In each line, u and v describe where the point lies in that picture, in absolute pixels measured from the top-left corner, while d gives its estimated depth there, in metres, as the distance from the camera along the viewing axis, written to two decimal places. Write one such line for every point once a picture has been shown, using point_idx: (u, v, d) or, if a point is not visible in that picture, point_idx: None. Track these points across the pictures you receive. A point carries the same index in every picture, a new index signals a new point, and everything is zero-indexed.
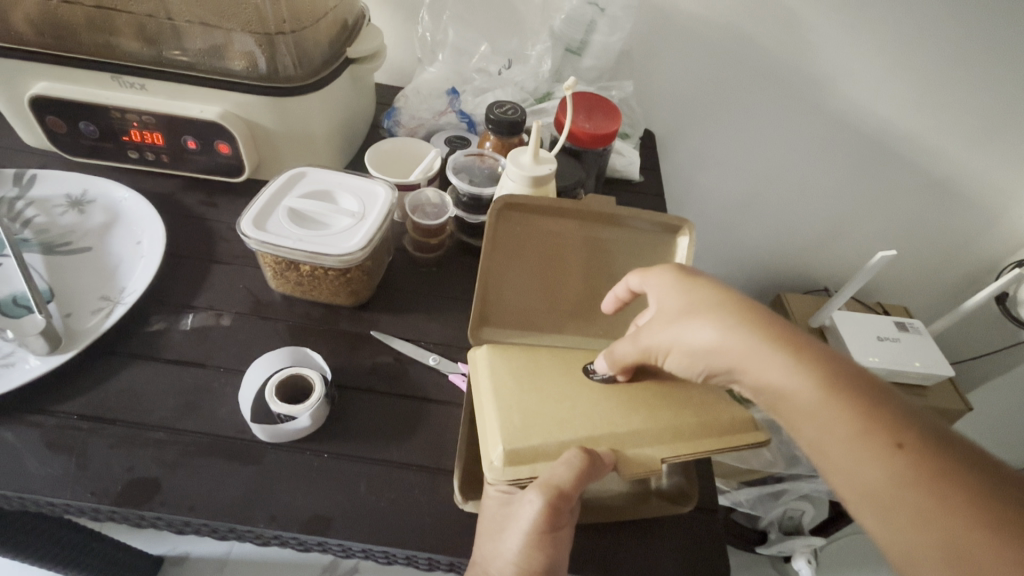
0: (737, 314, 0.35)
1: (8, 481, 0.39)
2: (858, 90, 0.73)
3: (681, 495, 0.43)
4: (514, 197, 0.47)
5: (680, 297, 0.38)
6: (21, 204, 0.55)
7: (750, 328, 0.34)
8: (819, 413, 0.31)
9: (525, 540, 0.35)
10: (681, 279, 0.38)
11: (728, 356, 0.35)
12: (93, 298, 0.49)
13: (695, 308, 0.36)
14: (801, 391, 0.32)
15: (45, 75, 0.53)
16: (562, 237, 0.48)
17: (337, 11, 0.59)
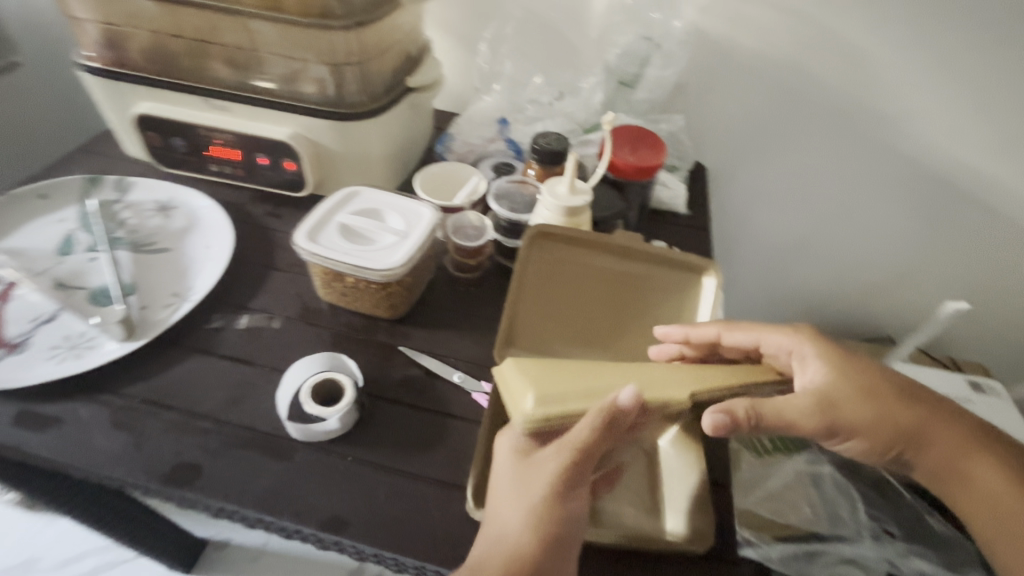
0: (882, 396, 0.42)
1: (78, 451, 0.44)
2: (931, 132, 0.70)
3: (694, 536, 0.42)
4: (547, 226, 0.49)
5: (843, 381, 0.42)
6: (118, 206, 0.63)
7: (854, 375, 0.42)
8: (960, 461, 0.43)
9: (546, 494, 0.36)
10: (837, 365, 0.42)
11: (894, 429, 0.42)
12: (165, 294, 0.54)
13: (856, 401, 0.41)
14: (943, 445, 0.43)
15: (149, 96, 0.60)
16: (593, 268, 0.50)
17: (402, 44, 0.63)
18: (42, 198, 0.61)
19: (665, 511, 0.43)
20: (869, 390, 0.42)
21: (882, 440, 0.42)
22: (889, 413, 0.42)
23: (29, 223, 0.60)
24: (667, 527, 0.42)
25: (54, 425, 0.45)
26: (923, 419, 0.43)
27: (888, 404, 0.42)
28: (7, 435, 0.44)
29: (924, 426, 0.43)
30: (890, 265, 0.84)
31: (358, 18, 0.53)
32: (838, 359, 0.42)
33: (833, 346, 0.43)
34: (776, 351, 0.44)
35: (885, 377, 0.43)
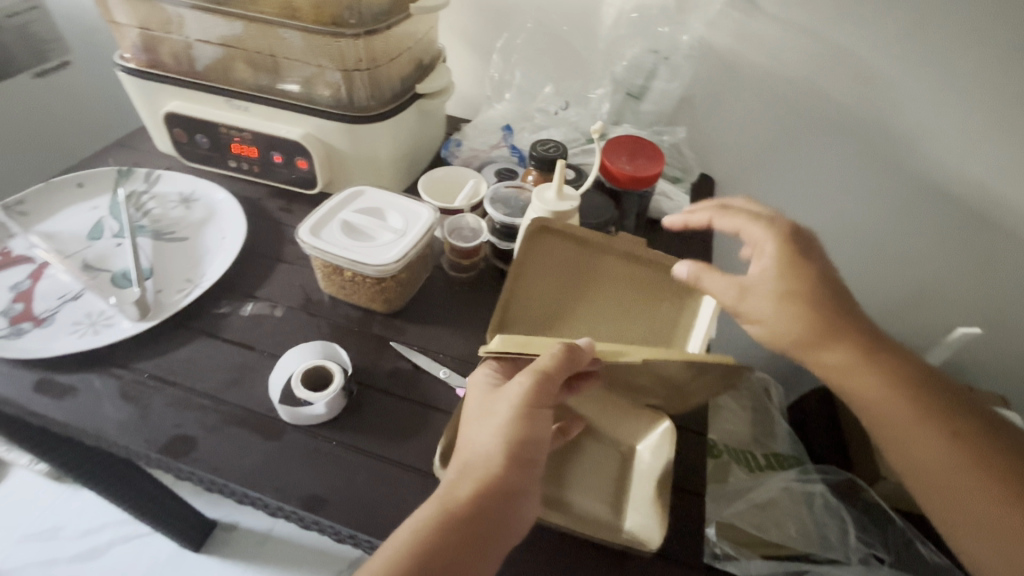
0: (822, 304, 0.41)
1: (87, 419, 0.47)
2: (944, 150, 0.68)
3: (650, 535, 0.42)
4: (547, 221, 0.51)
5: (782, 274, 0.42)
6: (146, 197, 0.67)
7: (800, 276, 0.41)
8: (874, 380, 0.42)
9: (509, 415, 0.39)
10: (790, 257, 0.42)
11: (811, 334, 0.41)
12: (180, 279, 0.58)
13: (795, 303, 0.41)
14: (859, 359, 0.42)
15: (178, 96, 0.65)
16: (583, 265, 0.53)
17: (414, 51, 0.66)
18: (78, 186, 0.67)
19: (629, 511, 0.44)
20: (803, 291, 0.41)
21: (792, 341, 0.42)
22: (815, 311, 0.41)
23: (66, 209, 0.65)
24: (628, 526, 0.43)
25: (69, 393, 0.49)
26: (847, 331, 0.42)
27: (816, 305, 0.41)
28: (27, 400, 0.48)
29: (846, 338, 0.42)
30: (903, 287, 0.82)
31: (368, 27, 0.56)
32: (790, 254, 0.42)
33: (798, 244, 0.43)
34: (751, 240, 0.44)
35: (829, 283, 0.42)
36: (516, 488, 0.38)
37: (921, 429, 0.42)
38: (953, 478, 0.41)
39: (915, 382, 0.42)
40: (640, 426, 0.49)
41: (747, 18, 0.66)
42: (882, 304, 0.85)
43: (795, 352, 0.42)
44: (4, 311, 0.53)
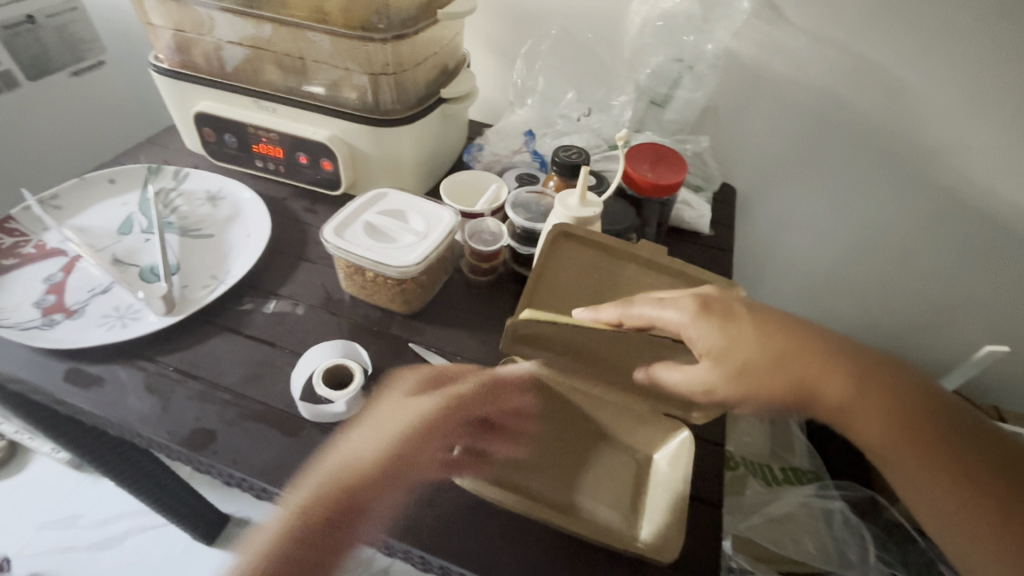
0: (769, 348, 0.40)
1: (113, 409, 0.48)
2: (973, 164, 0.67)
3: (661, 545, 0.41)
4: (568, 226, 0.52)
5: (716, 347, 0.41)
6: (174, 194, 0.69)
7: (734, 331, 0.41)
8: (869, 420, 0.38)
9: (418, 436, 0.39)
10: (719, 317, 0.41)
11: (779, 390, 0.40)
12: (205, 275, 0.59)
13: (738, 351, 0.40)
14: (849, 402, 0.39)
15: (208, 96, 0.66)
16: (608, 271, 0.53)
17: (439, 57, 0.67)
18: (110, 182, 0.68)
19: (642, 519, 0.44)
20: (747, 361, 0.40)
21: (762, 400, 0.40)
22: (771, 377, 0.40)
23: (98, 204, 0.67)
24: (640, 535, 0.43)
25: (96, 383, 0.50)
26: (829, 373, 0.39)
27: (772, 362, 0.40)
28: (56, 389, 0.49)
29: (823, 383, 0.39)
30: (927, 300, 0.81)
31: (396, 32, 0.57)
32: (716, 321, 0.41)
33: (717, 311, 0.41)
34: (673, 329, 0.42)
35: (781, 336, 0.41)
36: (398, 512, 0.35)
37: (931, 471, 0.36)
38: (958, 524, 0.35)
39: (908, 413, 0.38)
40: (658, 434, 0.48)
41: (773, 28, 0.66)
42: (906, 316, 0.84)
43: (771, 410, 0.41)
44: (37, 302, 0.55)
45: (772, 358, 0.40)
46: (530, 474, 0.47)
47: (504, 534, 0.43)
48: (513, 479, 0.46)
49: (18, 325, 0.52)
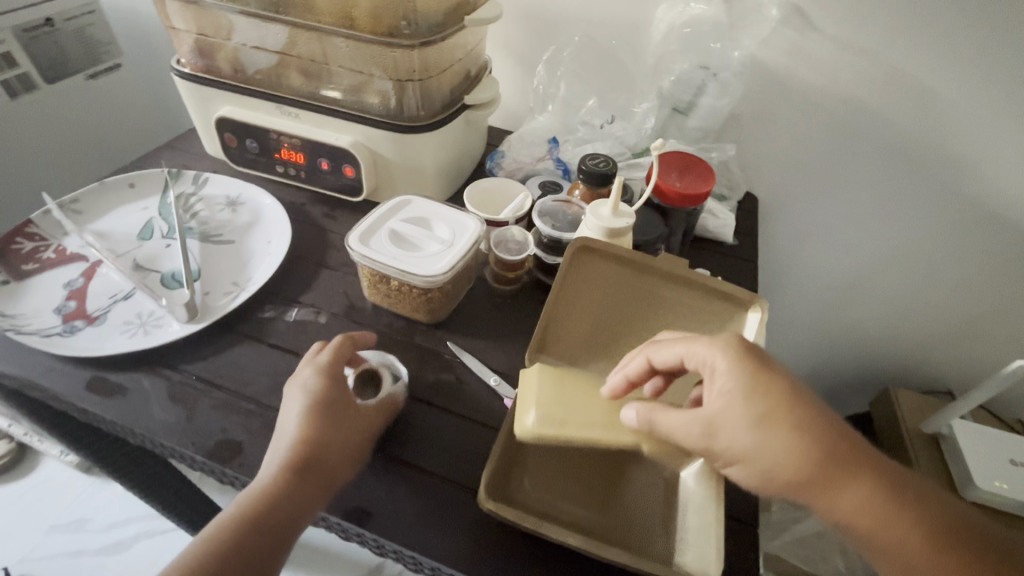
0: (798, 424, 0.35)
1: (136, 418, 0.47)
2: (1003, 176, 0.66)
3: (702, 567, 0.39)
4: (591, 240, 0.50)
5: (749, 405, 0.36)
6: (194, 199, 0.68)
7: (764, 395, 0.36)
8: (886, 525, 0.35)
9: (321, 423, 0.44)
10: (752, 376, 0.36)
11: (805, 470, 0.35)
12: (227, 282, 0.59)
13: (763, 420, 0.35)
14: (870, 501, 0.35)
15: (230, 101, 0.66)
16: (634, 288, 0.51)
17: (463, 63, 0.66)
18: (130, 187, 0.68)
19: (679, 542, 0.42)
20: (771, 426, 0.35)
21: (777, 480, 0.36)
22: (802, 450, 0.35)
23: (118, 208, 0.66)
24: (678, 558, 0.41)
25: (119, 392, 0.49)
26: (854, 467, 0.35)
27: (805, 439, 0.35)
28: (79, 397, 0.49)
29: (850, 476, 0.35)
30: (953, 312, 0.80)
31: (423, 38, 0.56)
32: (752, 373, 0.36)
33: (754, 361, 0.37)
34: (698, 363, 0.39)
35: (816, 413, 0.36)
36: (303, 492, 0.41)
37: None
38: None
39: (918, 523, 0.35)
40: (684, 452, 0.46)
41: (801, 36, 0.65)
42: (930, 328, 0.83)
43: (787, 492, 0.36)
44: (59, 308, 0.54)
45: (798, 435, 0.35)
46: (564, 499, 0.45)
47: (537, 551, 0.42)
48: (547, 507, 0.45)
49: (41, 332, 0.52)
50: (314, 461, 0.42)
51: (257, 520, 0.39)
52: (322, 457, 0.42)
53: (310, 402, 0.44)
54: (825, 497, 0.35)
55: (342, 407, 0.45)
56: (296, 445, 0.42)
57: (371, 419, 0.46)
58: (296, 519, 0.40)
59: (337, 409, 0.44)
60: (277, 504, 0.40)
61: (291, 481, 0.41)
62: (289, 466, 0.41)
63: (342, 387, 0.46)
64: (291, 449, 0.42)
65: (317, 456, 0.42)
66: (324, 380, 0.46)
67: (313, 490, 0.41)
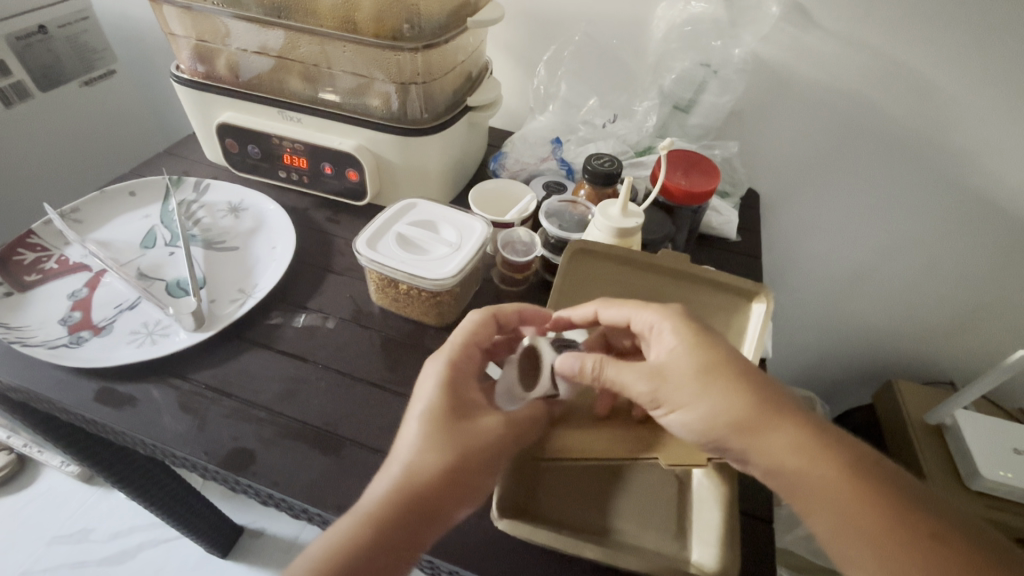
0: (739, 375, 0.38)
1: (147, 429, 0.47)
2: (1004, 167, 0.66)
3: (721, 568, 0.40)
4: (587, 243, 0.52)
5: (692, 361, 0.39)
6: (195, 206, 0.68)
7: (708, 348, 0.39)
8: (819, 480, 0.35)
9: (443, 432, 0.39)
10: (697, 332, 0.40)
11: (746, 417, 0.37)
12: (232, 289, 0.58)
13: (710, 367, 0.38)
14: (804, 455, 0.36)
15: (231, 107, 0.65)
16: (636, 286, 0.52)
17: (465, 64, 0.66)
18: (131, 195, 0.67)
19: (693, 540, 0.42)
20: (719, 375, 0.38)
21: (722, 426, 0.37)
22: (741, 404, 0.37)
23: (119, 216, 0.66)
24: (695, 557, 0.41)
25: (128, 403, 0.49)
26: (795, 424, 0.37)
27: (744, 394, 0.37)
28: (88, 409, 0.48)
29: (786, 433, 0.36)
30: (955, 302, 0.80)
31: (426, 40, 0.56)
32: (695, 336, 0.40)
33: (700, 324, 0.41)
34: (646, 324, 0.43)
35: (757, 371, 0.39)
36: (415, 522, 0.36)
37: (873, 549, 0.33)
38: None
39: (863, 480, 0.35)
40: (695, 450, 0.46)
41: (802, 32, 0.65)
42: (931, 319, 0.84)
43: (729, 441, 0.37)
44: (64, 319, 0.54)
45: (739, 383, 0.38)
46: (573, 503, 0.44)
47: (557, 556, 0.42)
48: (557, 513, 0.44)
49: (47, 344, 0.51)
50: (422, 492, 0.37)
51: (352, 557, 0.35)
52: (431, 490, 0.37)
53: (427, 418, 0.40)
54: (759, 450, 0.36)
55: (461, 430, 0.40)
56: (406, 469, 0.38)
57: (496, 449, 0.40)
58: (395, 558, 0.35)
59: (457, 429, 0.39)
60: (377, 538, 0.35)
61: (394, 510, 0.36)
62: (394, 495, 0.37)
63: (463, 403, 0.42)
64: (400, 474, 0.37)
65: (424, 486, 0.37)
66: (444, 392, 0.41)
67: (423, 519, 0.37)
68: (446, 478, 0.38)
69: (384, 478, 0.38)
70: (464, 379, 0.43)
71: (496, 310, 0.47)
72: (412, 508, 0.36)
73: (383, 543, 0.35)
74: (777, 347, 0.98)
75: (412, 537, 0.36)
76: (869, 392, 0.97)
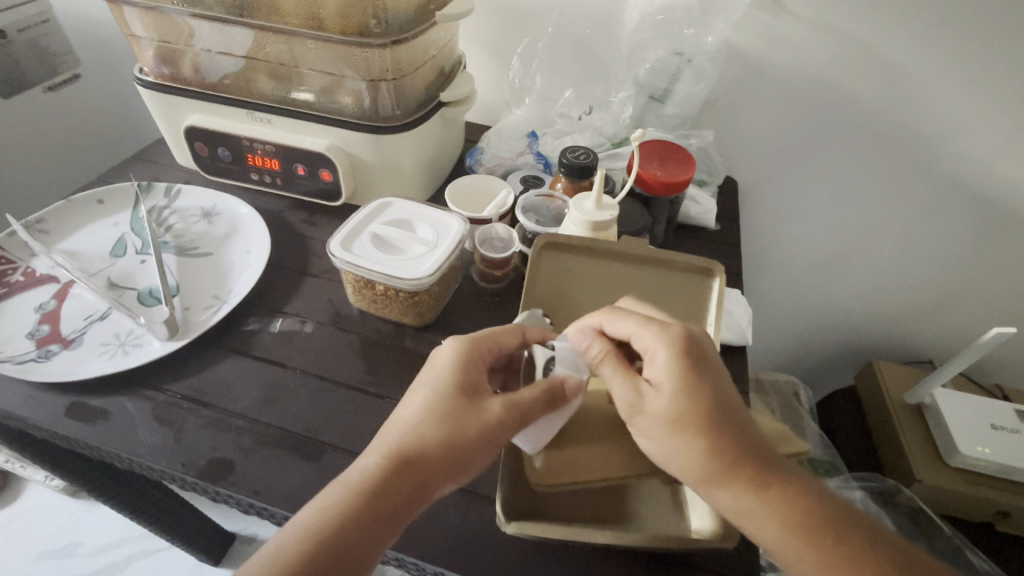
0: (708, 427, 0.37)
1: (123, 443, 0.46)
2: (974, 150, 0.67)
3: (718, 533, 0.40)
4: (554, 236, 0.51)
5: (674, 399, 0.37)
6: (167, 212, 0.66)
7: (686, 397, 0.37)
8: (761, 525, 0.36)
9: (445, 406, 0.39)
10: (681, 377, 0.37)
11: (701, 467, 0.37)
12: (207, 296, 0.57)
13: (682, 417, 0.37)
14: (754, 501, 0.36)
15: (199, 110, 0.64)
16: (603, 275, 0.51)
17: (436, 59, 0.65)
18: (99, 203, 0.66)
19: (687, 510, 0.43)
20: (691, 426, 0.37)
21: (679, 470, 0.37)
22: (708, 442, 0.37)
23: (88, 225, 0.64)
24: (692, 526, 0.42)
25: (102, 416, 0.48)
26: (754, 476, 0.37)
27: (713, 437, 0.37)
28: (60, 425, 0.47)
29: (749, 466, 0.37)
30: (931, 283, 0.81)
31: (395, 37, 0.55)
32: (681, 377, 0.38)
33: (690, 364, 0.38)
34: (644, 348, 0.40)
35: (727, 424, 0.37)
36: (397, 500, 0.36)
37: None
38: None
39: (805, 537, 0.36)
40: None
41: (773, 18, 0.65)
42: (908, 300, 0.85)
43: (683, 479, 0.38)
44: (32, 333, 0.52)
45: (707, 436, 0.37)
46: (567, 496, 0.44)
47: (544, 554, 0.42)
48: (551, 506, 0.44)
49: (14, 359, 0.50)
50: (415, 463, 0.37)
51: (334, 531, 0.35)
52: (426, 468, 0.37)
53: (436, 389, 0.40)
54: (710, 493, 0.37)
55: (467, 407, 0.39)
56: (405, 439, 0.38)
57: (497, 433, 0.38)
58: (382, 528, 0.36)
59: (459, 407, 0.39)
60: (361, 518, 0.35)
61: (386, 479, 0.37)
62: (386, 464, 0.37)
63: (475, 382, 0.41)
64: (396, 444, 0.38)
65: (419, 457, 0.37)
66: (456, 366, 0.41)
67: (405, 496, 0.37)
68: (439, 453, 0.38)
69: (382, 448, 0.38)
70: (479, 358, 0.42)
71: (523, 327, 0.46)
72: (403, 479, 0.37)
73: (371, 511, 0.36)
74: (760, 333, 0.99)
75: (398, 511, 0.36)
76: (850, 373, 0.99)
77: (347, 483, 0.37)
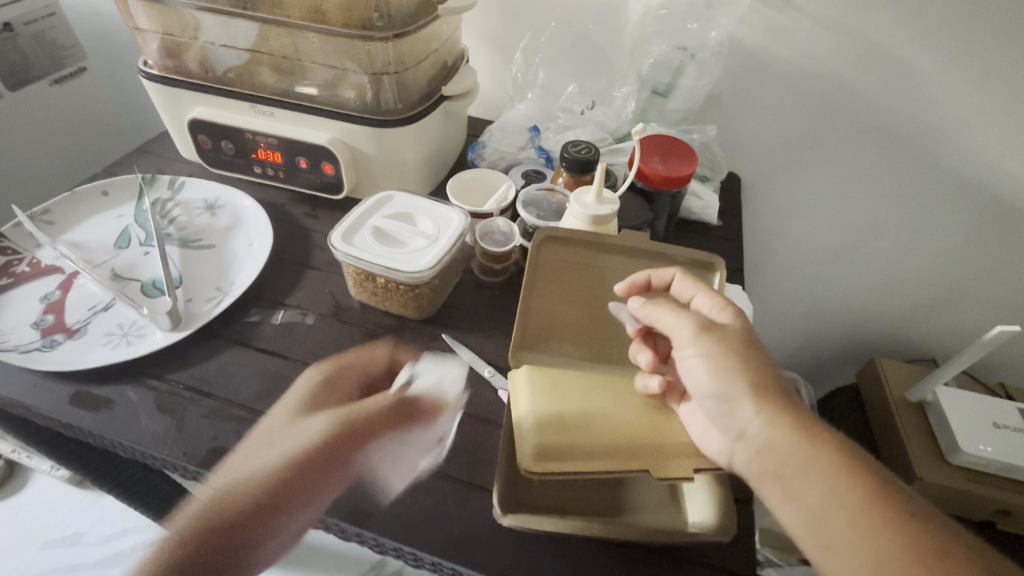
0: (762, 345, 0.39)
1: (125, 431, 0.47)
2: (979, 147, 0.67)
3: (716, 527, 0.41)
4: (554, 230, 0.50)
5: (735, 315, 0.41)
6: (170, 204, 0.67)
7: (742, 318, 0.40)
8: (814, 448, 0.36)
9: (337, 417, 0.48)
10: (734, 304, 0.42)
11: (762, 377, 0.37)
12: (210, 288, 0.58)
13: (743, 331, 0.39)
14: (806, 422, 0.37)
15: (203, 102, 0.64)
16: (604, 269, 0.51)
17: (439, 53, 0.65)
18: (103, 195, 0.66)
19: (684, 506, 0.43)
20: (752, 339, 0.39)
21: (741, 381, 0.37)
22: (770, 366, 0.38)
23: (93, 217, 0.64)
24: (689, 519, 0.42)
25: (105, 405, 0.48)
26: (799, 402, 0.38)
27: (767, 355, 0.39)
28: (63, 413, 0.48)
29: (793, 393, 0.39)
30: (934, 280, 0.81)
31: (397, 30, 0.55)
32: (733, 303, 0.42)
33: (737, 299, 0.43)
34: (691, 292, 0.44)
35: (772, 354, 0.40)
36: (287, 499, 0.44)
37: (853, 517, 0.34)
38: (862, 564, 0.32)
39: (854, 467, 0.35)
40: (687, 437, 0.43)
41: (777, 13, 0.65)
42: (911, 298, 0.84)
43: (741, 396, 0.37)
44: (36, 323, 0.53)
45: (763, 351, 0.39)
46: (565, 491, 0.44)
47: (541, 545, 0.42)
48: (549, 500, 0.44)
49: (19, 348, 0.50)
50: (303, 465, 0.45)
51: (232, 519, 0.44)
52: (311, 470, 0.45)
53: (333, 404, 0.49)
54: (769, 407, 0.37)
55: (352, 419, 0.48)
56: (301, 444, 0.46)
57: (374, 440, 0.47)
58: (273, 520, 0.44)
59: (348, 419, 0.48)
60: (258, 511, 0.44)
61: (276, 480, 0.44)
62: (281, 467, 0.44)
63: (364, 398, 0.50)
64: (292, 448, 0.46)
65: (307, 459, 0.45)
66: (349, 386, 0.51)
67: (295, 494, 0.44)
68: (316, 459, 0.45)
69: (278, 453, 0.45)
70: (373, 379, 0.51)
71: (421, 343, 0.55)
72: (295, 480, 0.44)
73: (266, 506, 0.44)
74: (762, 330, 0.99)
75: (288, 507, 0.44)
76: (852, 371, 0.98)
77: (248, 482, 0.45)
